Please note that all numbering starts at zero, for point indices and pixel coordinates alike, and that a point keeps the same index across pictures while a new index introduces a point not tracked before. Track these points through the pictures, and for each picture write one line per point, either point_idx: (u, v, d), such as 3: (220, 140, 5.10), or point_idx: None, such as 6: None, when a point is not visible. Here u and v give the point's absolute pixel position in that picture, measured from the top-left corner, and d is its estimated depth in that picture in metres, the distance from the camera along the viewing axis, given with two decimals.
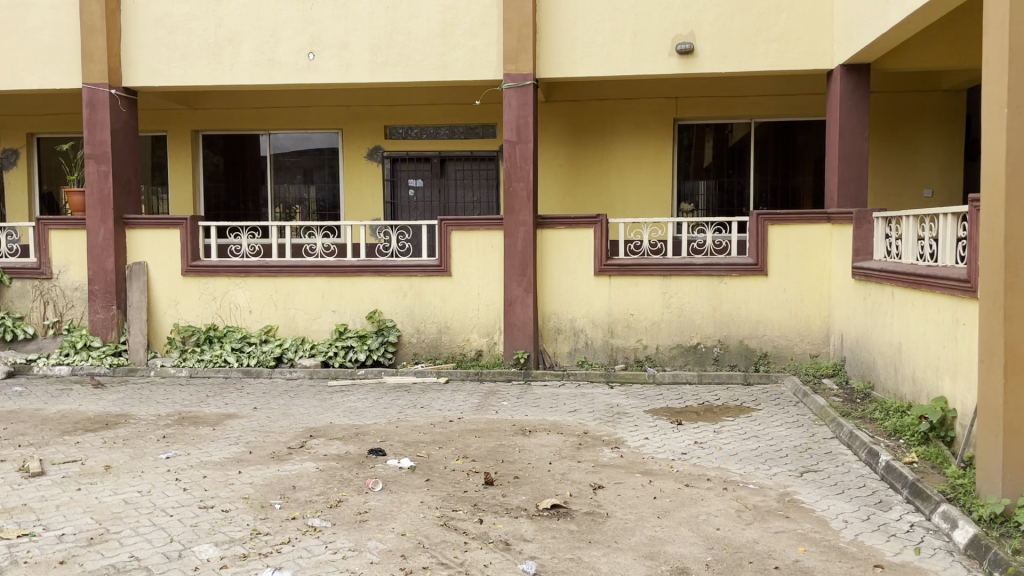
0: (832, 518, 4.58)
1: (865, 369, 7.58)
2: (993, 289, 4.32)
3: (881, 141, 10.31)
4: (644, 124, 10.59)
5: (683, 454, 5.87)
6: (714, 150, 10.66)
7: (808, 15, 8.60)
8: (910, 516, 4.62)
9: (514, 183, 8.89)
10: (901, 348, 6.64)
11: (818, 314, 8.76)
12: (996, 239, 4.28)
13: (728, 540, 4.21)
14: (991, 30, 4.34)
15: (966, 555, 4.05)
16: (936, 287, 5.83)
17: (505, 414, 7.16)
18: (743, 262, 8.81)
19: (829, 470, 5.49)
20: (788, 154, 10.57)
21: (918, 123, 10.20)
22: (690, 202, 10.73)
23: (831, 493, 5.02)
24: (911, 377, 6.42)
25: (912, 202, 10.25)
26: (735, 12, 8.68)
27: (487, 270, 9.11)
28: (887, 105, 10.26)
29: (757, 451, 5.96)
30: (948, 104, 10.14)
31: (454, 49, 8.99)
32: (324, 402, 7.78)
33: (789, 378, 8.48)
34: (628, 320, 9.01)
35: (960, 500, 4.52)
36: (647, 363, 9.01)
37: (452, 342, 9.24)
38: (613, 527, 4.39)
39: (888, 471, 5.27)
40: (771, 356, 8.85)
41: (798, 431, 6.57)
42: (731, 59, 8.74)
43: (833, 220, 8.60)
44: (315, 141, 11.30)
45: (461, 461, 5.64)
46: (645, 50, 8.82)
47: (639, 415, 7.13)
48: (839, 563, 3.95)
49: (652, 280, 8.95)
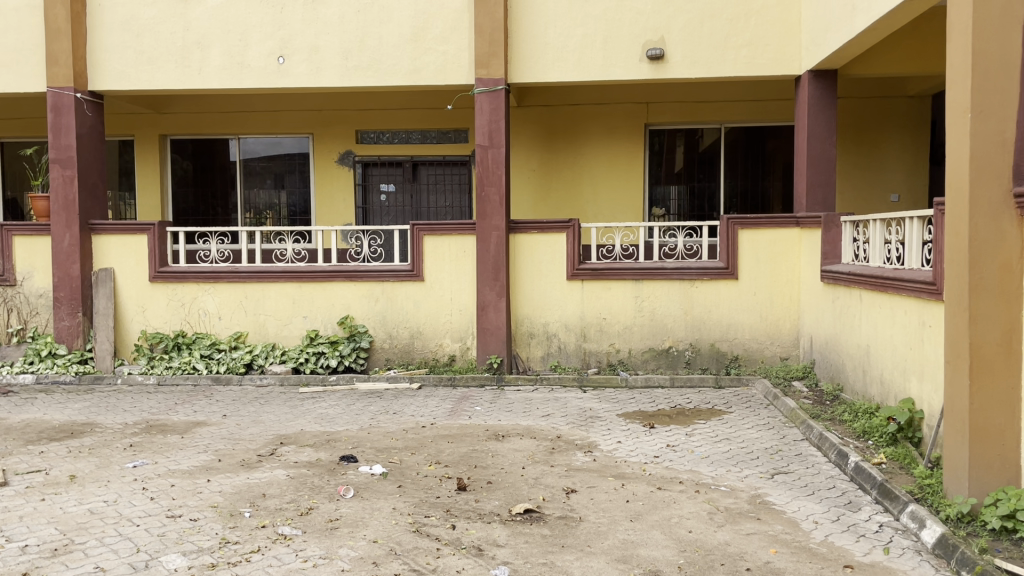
0: (803, 519, 4.61)
1: (834, 371, 7.66)
2: (957, 291, 4.39)
3: (848, 147, 10.44)
4: (615, 129, 10.64)
5: (656, 457, 5.90)
6: (685, 155, 10.73)
7: (776, 21, 8.70)
8: (878, 517, 4.67)
9: (487, 188, 8.87)
10: (869, 350, 6.73)
11: (788, 317, 8.85)
12: (961, 242, 4.35)
13: (700, 542, 4.23)
14: (953, 36, 4.41)
15: (934, 554, 4.10)
16: (903, 290, 5.92)
17: (477, 419, 7.15)
18: (714, 266, 8.88)
19: (800, 472, 5.54)
20: (757, 159, 10.67)
21: (884, 129, 10.36)
22: (662, 207, 10.79)
23: (802, 495, 5.06)
24: (879, 378, 6.50)
25: (878, 207, 10.40)
26: (704, 18, 8.76)
27: (460, 275, 9.08)
28: (853, 111, 10.40)
29: (729, 453, 6.01)
30: (912, 111, 10.31)
31: (426, 54, 8.97)
32: (295, 409, 7.71)
33: (760, 381, 8.54)
34: (601, 324, 9.04)
35: (928, 500, 4.58)
36: (620, 367, 9.04)
37: (425, 347, 9.20)
38: (586, 531, 4.39)
39: (857, 472, 5.33)
40: (742, 359, 8.92)
41: (769, 434, 6.62)
42: (702, 64, 8.81)
43: (802, 225, 8.69)
44: (286, 145, 11.21)
45: (434, 466, 5.61)
46: (615, 55, 8.87)
47: (611, 419, 7.15)
48: (810, 564, 3.98)
49: (624, 284, 8.99)
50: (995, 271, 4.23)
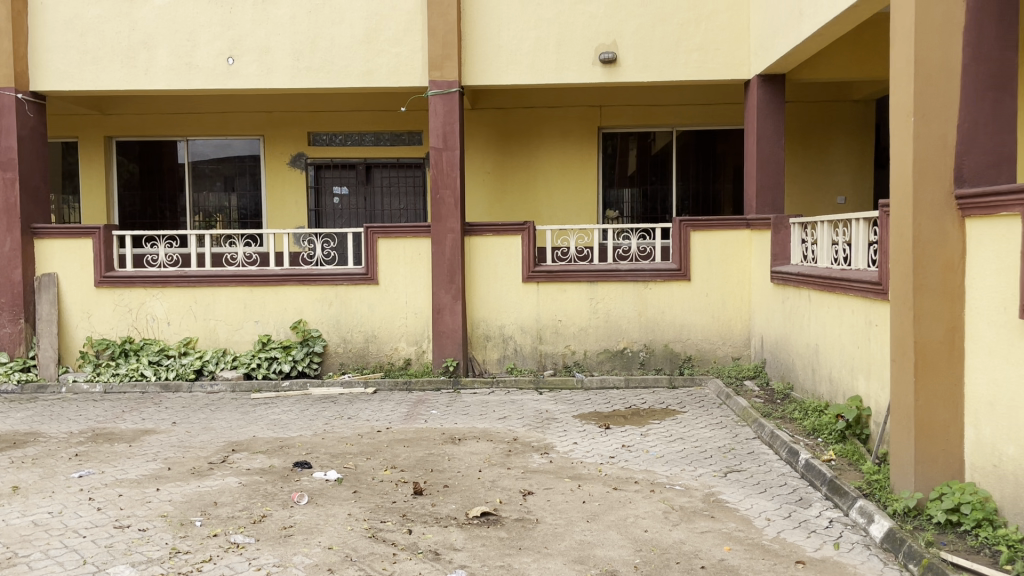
0: (756, 516, 4.68)
1: (785, 370, 7.80)
2: (903, 290, 4.50)
3: (796, 150, 10.64)
4: (569, 132, 10.70)
5: (611, 457, 5.93)
6: (637, 158, 10.83)
7: (725, 26, 8.84)
8: (828, 513, 4.77)
9: (441, 190, 8.84)
10: (817, 348, 6.87)
11: (739, 317, 8.99)
12: (906, 243, 4.45)
13: (655, 541, 4.27)
14: (898, 42, 4.52)
15: (883, 548, 4.19)
16: (850, 290, 6.05)
17: (433, 423, 7.11)
18: (667, 267, 8.98)
19: (752, 470, 5.62)
20: (708, 162, 10.82)
21: (830, 133, 10.58)
22: (615, 209, 10.86)
23: (754, 492, 5.14)
24: (828, 376, 6.63)
25: (825, 209, 10.62)
26: (656, 23, 8.86)
27: (415, 278, 9.04)
28: (801, 115, 10.61)
29: (683, 453, 6.07)
30: (857, 115, 10.56)
31: (378, 56, 8.92)
32: (247, 415, 7.58)
33: (713, 381, 8.65)
34: (556, 326, 9.07)
35: (876, 495, 4.69)
36: (576, 369, 9.08)
37: (379, 351, 9.13)
38: (543, 532, 4.39)
39: (807, 469, 5.43)
40: (695, 360, 9.02)
41: (722, 432, 6.71)
42: (654, 67, 8.90)
43: (752, 226, 8.83)
44: (236, 148, 11.04)
45: (390, 471, 5.57)
46: (569, 59, 8.92)
47: (568, 420, 7.17)
48: (763, 560, 4.04)
49: (579, 286, 9.04)
50: (938, 270, 4.34)
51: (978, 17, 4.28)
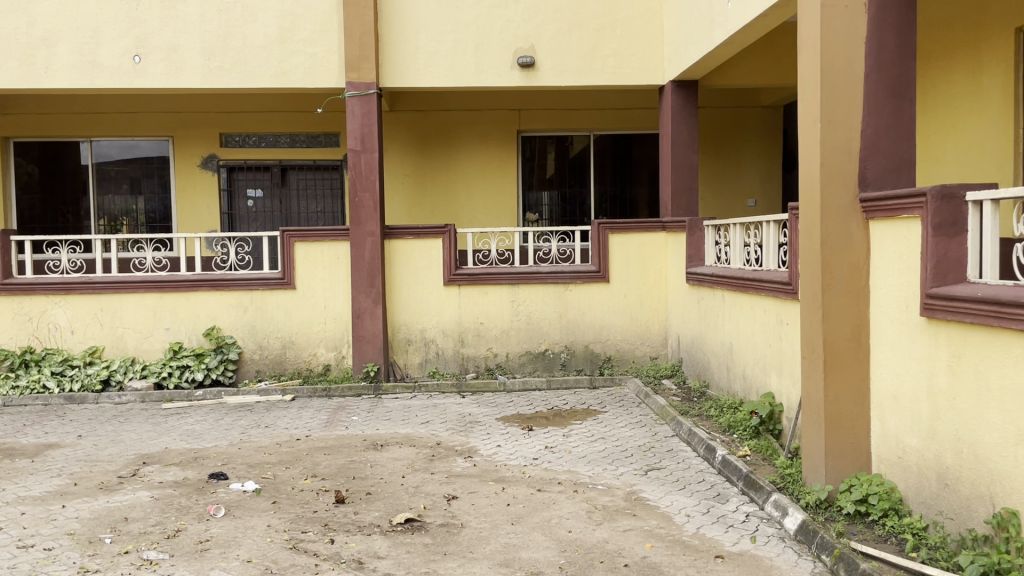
0: (676, 513, 4.78)
1: (701, 368, 8.00)
2: (812, 289, 4.67)
3: (709, 154, 10.93)
4: (488, 135, 10.72)
5: (534, 459, 5.96)
6: (556, 161, 10.93)
7: (639, 33, 9.01)
8: (745, 507, 4.91)
9: (359, 193, 8.72)
10: (732, 347, 7.07)
11: (657, 318, 9.17)
12: (815, 244, 4.62)
13: (579, 541, 4.31)
14: (805, 50, 4.69)
15: (796, 540, 4.34)
16: (762, 290, 6.25)
17: (354, 429, 7.01)
18: (587, 269, 9.09)
19: (671, 467, 5.74)
20: (625, 165, 11.01)
21: (740, 138, 10.91)
22: (535, 212, 10.94)
23: (674, 489, 5.25)
24: (742, 374, 6.83)
25: (737, 212, 10.95)
26: (572, 28, 8.96)
27: (333, 282, 8.89)
28: (713, 120, 10.90)
29: (604, 452, 6.15)
30: (765, 120, 10.92)
31: (293, 56, 8.74)
32: (159, 426, 7.31)
33: (632, 380, 8.80)
34: (478, 329, 9.07)
35: (789, 489, 4.85)
36: (498, 371, 9.10)
37: (297, 357, 8.94)
38: (468, 537, 4.38)
39: (724, 465, 5.58)
40: (614, 360, 9.16)
41: (642, 431, 6.83)
42: (571, 72, 9.00)
43: (668, 229, 9.03)
44: (144, 149, 10.64)
45: (310, 480, 5.46)
46: (487, 62, 8.93)
47: (490, 423, 7.18)
48: (683, 556, 4.13)
49: (499, 289, 9.05)
50: (844, 271, 4.53)
51: (879, 28, 4.48)
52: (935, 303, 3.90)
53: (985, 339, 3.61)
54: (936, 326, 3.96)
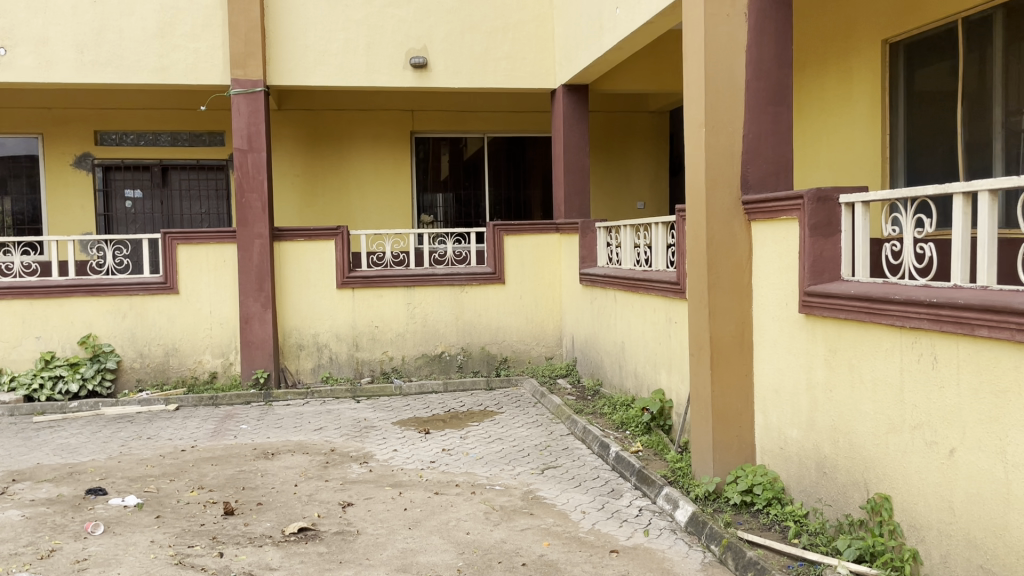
0: (572, 510, 4.84)
1: (595, 367, 8.15)
2: (699, 288, 4.83)
3: (599, 158, 11.15)
4: (381, 135, 10.59)
5: (431, 462, 5.92)
6: (450, 163, 10.91)
7: (531, 37, 9.11)
8: (638, 501, 5.02)
9: (247, 194, 8.43)
10: (624, 346, 7.23)
11: (551, 318, 9.28)
12: (701, 244, 4.78)
13: (477, 543, 4.31)
14: (690, 57, 4.85)
15: (687, 532, 4.47)
16: (651, 290, 6.42)
17: (244, 438, 6.78)
18: (482, 271, 9.10)
19: (567, 465, 5.82)
20: (519, 167, 11.09)
21: (629, 142, 11.18)
22: (430, 214, 10.89)
23: (570, 487, 5.31)
24: (634, 372, 7.00)
25: (627, 214, 11.22)
26: (465, 30, 8.97)
27: (220, 287, 8.57)
28: (603, 124, 11.13)
29: (501, 453, 6.17)
30: (652, 125, 11.23)
31: (174, 51, 8.38)
32: (29, 442, 6.86)
33: (527, 381, 8.87)
34: (372, 332, 8.94)
35: (679, 482, 5.00)
36: (393, 375, 8.99)
37: (182, 364, 8.58)
38: (364, 543, 4.31)
39: (618, 461, 5.69)
40: (510, 361, 9.21)
41: (537, 431, 6.90)
42: (463, 74, 9.00)
43: (561, 230, 9.15)
44: (9, 146, 9.98)
45: (197, 492, 5.24)
46: (379, 62, 8.83)
47: (386, 428, 7.09)
48: (579, 553, 4.19)
49: (394, 291, 8.95)
50: (728, 271, 4.71)
51: (758, 38, 4.68)
52: (812, 300, 4.10)
53: (858, 334, 3.82)
54: (813, 322, 4.16)
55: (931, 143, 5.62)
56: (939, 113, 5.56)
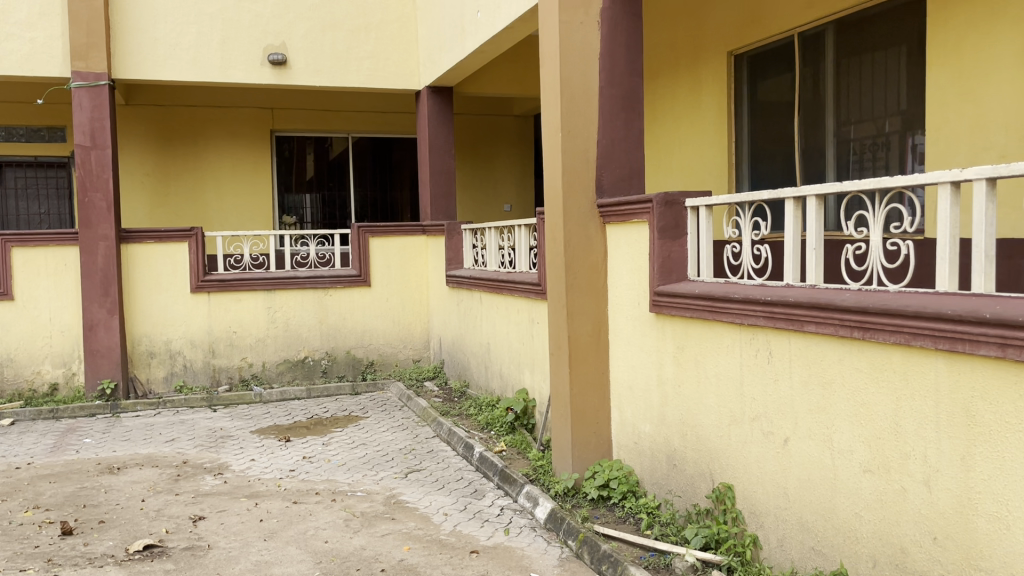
0: (433, 513, 4.83)
1: (461, 369, 8.16)
2: (557, 289, 4.93)
3: (466, 160, 11.19)
4: (240, 133, 10.23)
5: (291, 471, 5.76)
6: (315, 163, 10.67)
7: (394, 37, 9.03)
8: (499, 501, 5.08)
9: (90, 193, 7.93)
10: (489, 347, 7.28)
11: (419, 321, 9.23)
12: (559, 246, 4.87)
13: (335, 551, 4.23)
14: (546, 62, 4.94)
15: (546, 528, 4.55)
16: (515, 291, 6.50)
17: (87, 453, 6.38)
18: (347, 273, 8.94)
19: (431, 468, 5.80)
20: (385, 168, 10.98)
21: (495, 145, 11.29)
22: (293, 215, 10.62)
23: (433, 490, 5.30)
24: (499, 373, 7.06)
25: (494, 216, 11.32)
26: (326, 28, 8.79)
27: (61, 292, 8.04)
28: (470, 127, 11.18)
29: (364, 458, 6.08)
30: (518, 129, 11.38)
31: (6, 40, 7.79)
32: None
33: (394, 384, 8.79)
34: (231, 338, 8.62)
35: (540, 480, 5.08)
36: (253, 382, 8.70)
37: (17, 376, 8.01)
38: (215, 558, 4.14)
39: (481, 461, 5.73)
40: (377, 365, 9.10)
41: (402, 434, 6.84)
42: (325, 73, 8.83)
43: (427, 233, 9.11)
44: None
45: (31, 512, 4.88)
46: (235, 57, 8.53)
47: (244, 437, 6.85)
48: (439, 555, 4.18)
49: (254, 295, 8.66)
50: (585, 272, 4.83)
51: (610, 46, 4.82)
52: (661, 300, 4.27)
53: (703, 331, 4.00)
54: (662, 320, 4.33)
55: (772, 152, 5.97)
56: (778, 123, 5.91)
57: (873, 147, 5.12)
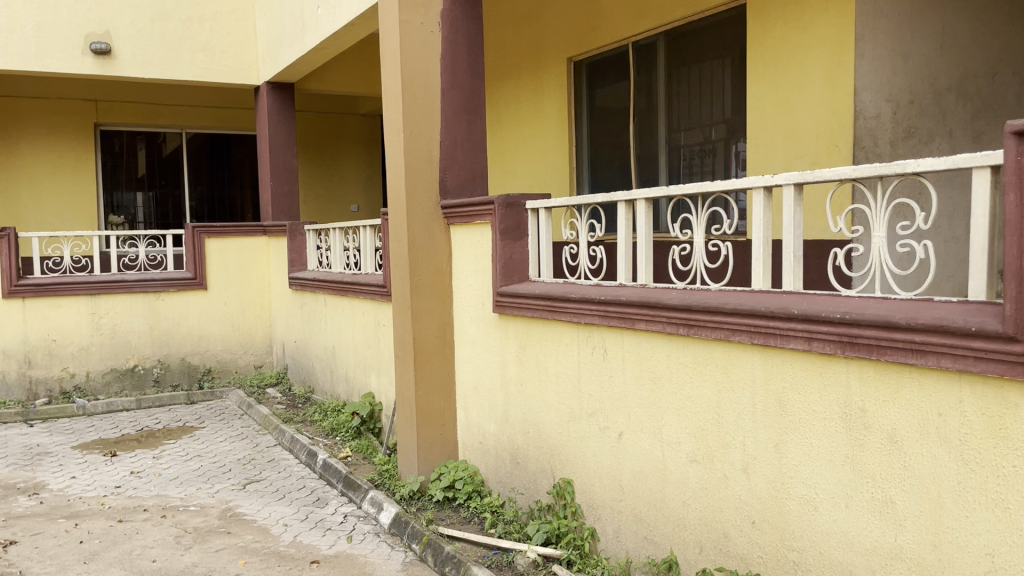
0: (272, 524, 4.67)
1: (305, 375, 7.94)
2: (401, 291, 4.87)
3: (310, 159, 10.91)
4: (59, 127, 9.47)
5: (116, 488, 5.39)
6: (146, 160, 10.10)
7: (231, 30, 8.66)
8: (343, 508, 4.97)
9: None
10: (334, 351, 7.12)
11: (260, 325, 8.90)
12: (402, 247, 4.82)
13: (165, 570, 3.99)
14: (387, 61, 4.88)
15: (390, 533, 4.50)
16: (359, 293, 6.38)
17: None
18: (181, 276, 8.48)
19: (271, 478, 5.60)
20: (223, 166, 10.58)
21: (340, 144, 11.07)
22: (123, 215, 10.04)
23: (272, 500, 5.12)
24: (344, 377, 6.92)
25: (339, 217, 11.11)
26: (156, 17, 8.31)
27: None
28: (314, 125, 10.90)
29: (199, 471, 5.78)
30: (364, 128, 11.21)
31: None
32: None
33: (234, 392, 8.43)
34: (50, 347, 7.98)
35: (385, 485, 5.01)
36: (76, 394, 8.09)
37: None
38: None
39: (325, 468, 5.59)
40: (215, 372, 8.70)
41: (242, 444, 6.57)
42: (154, 65, 8.34)
43: (269, 233, 8.80)
44: None
45: None
46: (51, 45, 7.91)
47: (64, 453, 6.35)
48: (278, 568, 4.04)
49: (75, 300, 8.05)
50: (429, 273, 4.81)
51: (451, 47, 4.83)
52: (504, 300, 4.32)
53: (543, 331, 4.08)
54: (505, 321, 4.38)
55: (610, 155, 6.19)
56: (615, 128, 6.13)
57: (701, 153, 5.40)
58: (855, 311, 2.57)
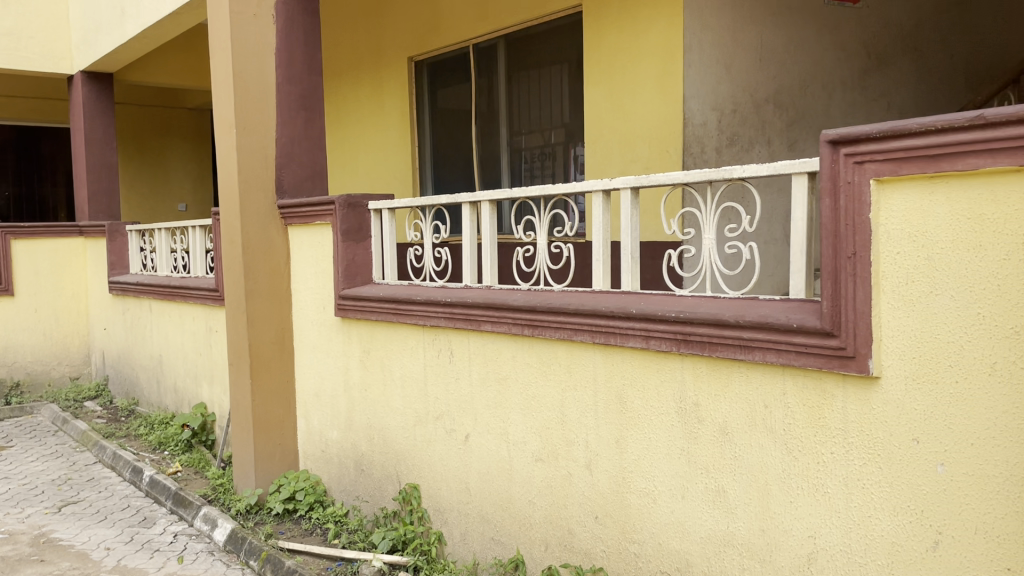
0: (92, 549, 4.31)
1: (129, 386, 7.41)
2: (235, 295, 4.62)
3: (131, 155, 10.20)
4: None
5: None
6: None
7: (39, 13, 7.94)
8: (173, 527, 4.67)
9: None
10: (161, 360, 6.68)
11: (76, 333, 8.22)
12: (235, 249, 4.57)
13: None
14: (218, 53, 4.62)
15: (225, 551, 4.27)
16: (189, 298, 6.01)
17: None
18: None
19: (90, 498, 5.17)
20: (31, 162, 9.70)
21: (166, 140, 10.42)
22: None
23: (92, 523, 4.73)
24: (173, 387, 6.51)
25: (165, 217, 10.45)
26: None
27: None
28: (135, 119, 10.20)
29: (5, 495, 5.25)
30: (192, 123, 10.61)
31: None
32: None
33: (46, 407, 7.74)
34: None
35: (220, 499, 4.75)
36: None
37: None
38: None
39: (152, 485, 5.23)
40: (23, 386, 7.95)
41: (56, 463, 6.03)
42: None
43: (85, 234, 8.13)
44: None
45: None
46: None
47: None
48: None
49: None
50: (266, 276, 4.60)
51: (286, 41, 4.64)
52: (346, 303, 4.20)
53: (387, 335, 4.00)
54: (347, 324, 4.26)
55: (453, 157, 6.19)
56: (457, 129, 6.13)
57: (541, 156, 5.49)
58: (688, 310, 2.68)
